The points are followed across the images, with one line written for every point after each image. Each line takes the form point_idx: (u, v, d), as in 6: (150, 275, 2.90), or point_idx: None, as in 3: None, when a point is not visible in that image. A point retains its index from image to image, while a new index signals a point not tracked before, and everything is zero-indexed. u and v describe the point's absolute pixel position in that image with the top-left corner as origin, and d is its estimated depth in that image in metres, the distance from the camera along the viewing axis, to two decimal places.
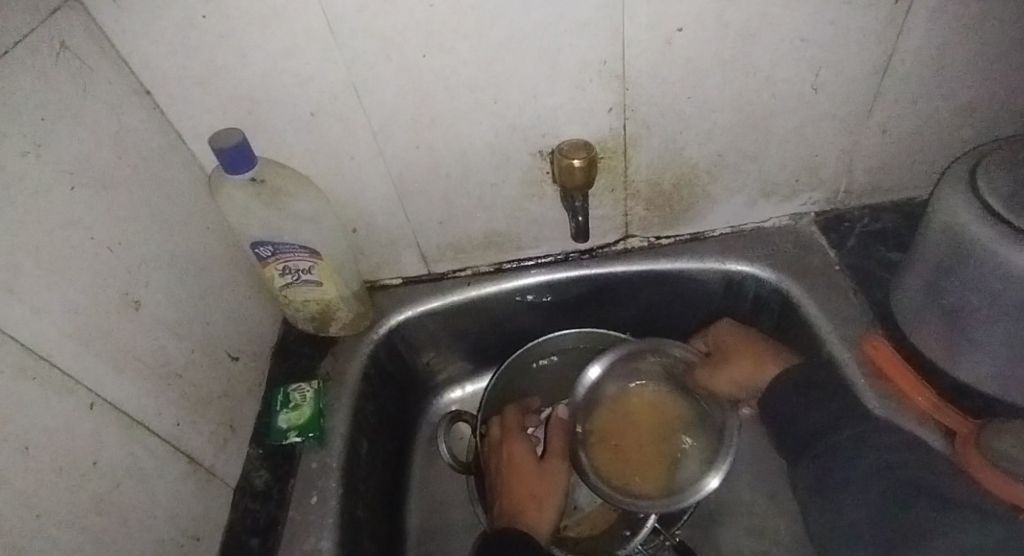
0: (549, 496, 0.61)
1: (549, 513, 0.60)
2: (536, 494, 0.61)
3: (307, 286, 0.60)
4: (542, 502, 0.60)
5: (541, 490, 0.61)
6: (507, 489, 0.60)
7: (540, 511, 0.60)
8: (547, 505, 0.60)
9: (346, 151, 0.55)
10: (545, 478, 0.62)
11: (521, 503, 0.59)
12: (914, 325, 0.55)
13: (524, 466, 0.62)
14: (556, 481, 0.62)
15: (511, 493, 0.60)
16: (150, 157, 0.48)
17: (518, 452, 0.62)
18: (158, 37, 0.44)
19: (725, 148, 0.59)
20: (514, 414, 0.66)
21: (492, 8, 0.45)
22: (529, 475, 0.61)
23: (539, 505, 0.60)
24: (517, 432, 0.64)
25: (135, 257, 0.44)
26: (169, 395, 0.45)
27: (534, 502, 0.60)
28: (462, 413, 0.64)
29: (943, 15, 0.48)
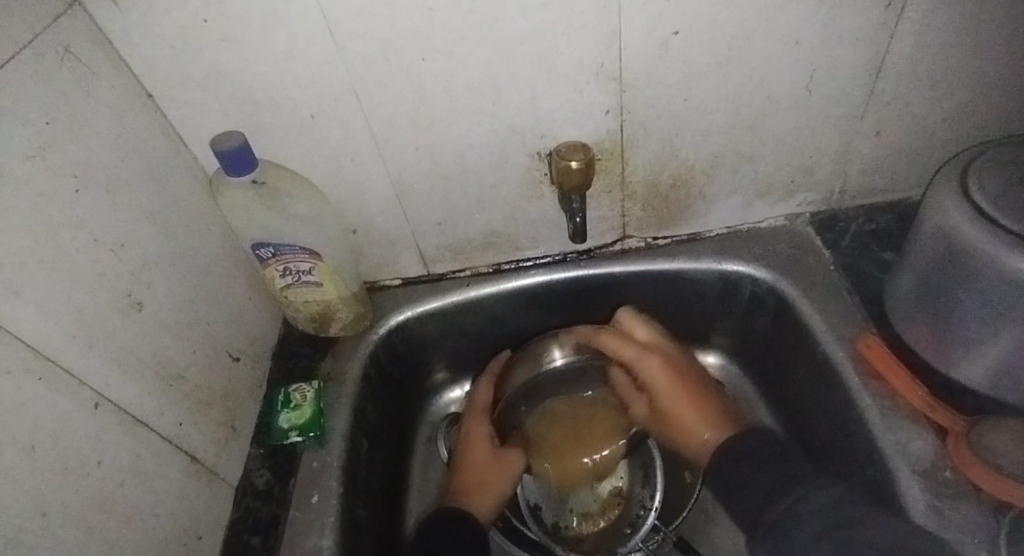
0: (501, 482, 0.61)
1: (496, 498, 0.61)
2: (484, 477, 0.61)
3: (308, 287, 0.61)
4: (489, 487, 0.61)
5: (491, 474, 0.61)
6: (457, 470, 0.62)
7: (484, 495, 0.60)
8: (497, 489, 0.61)
9: (346, 152, 0.55)
10: (500, 463, 0.62)
11: (470, 485, 0.60)
12: (910, 325, 0.55)
13: (481, 452, 0.62)
14: (512, 469, 0.62)
15: (463, 475, 0.61)
16: (152, 158, 0.48)
17: (476, 433, 0.63)
18: (160, 41, 0.45)
19: (720, 149, 0.60)
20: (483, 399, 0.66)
21: (490, 12, 0.45)
22: (483, 457, 0.62)
23: (486, 488, 0.60)
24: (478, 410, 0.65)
25: (138, 259, 0.44)
26: (172, 395, 0.46)
27: (482, 485, 0.61)
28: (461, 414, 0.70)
29: (934, 18, 0.49)
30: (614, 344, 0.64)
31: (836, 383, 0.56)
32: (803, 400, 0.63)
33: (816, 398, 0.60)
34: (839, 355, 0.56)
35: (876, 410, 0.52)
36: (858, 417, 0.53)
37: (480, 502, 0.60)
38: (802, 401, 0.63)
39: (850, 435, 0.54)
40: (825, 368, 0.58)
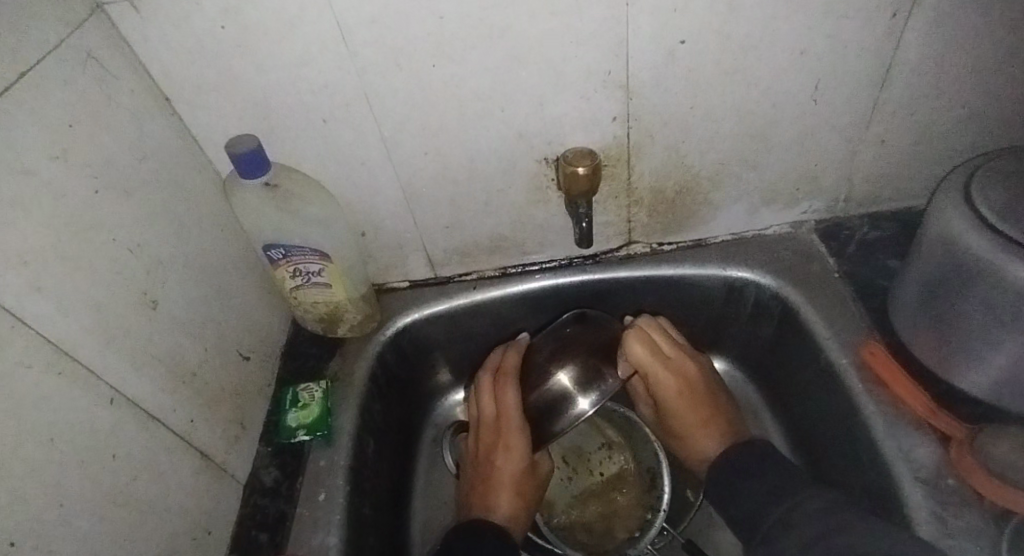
0: (532, 490, 0.63)
1: (529, 507, 0.62)
2: (520, 490, 0.61)
3: (317, 289, 0.62)
4: (525, 498, 0.62)
5: (526, 487, 0.62)
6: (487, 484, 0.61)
7: (521, 507, 0.61)
8: (529, 498, 0.62)
9: (356, 157, 0.56)
10: (532, 475, 0.62)
11: (509, 499, 0.61)
12: (915, 333, 0.56)
13: (517, 468, 0.61)
14: (540, 477, 0.63)
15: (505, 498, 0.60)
16: (169, 160, 0.49)
17: (512, 448, 0.61)
18: (179, 47, 0.46)
19: (725, 156, 0.60)
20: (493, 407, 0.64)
21: (500, 21, 0.46)
22: (519, 473, 0.61)
23: (522, 500, 0.61)
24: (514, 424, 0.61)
25: (154, 257, 0.45)
26: (184, 392, 0.47)
27: (518, 498, 0.61)
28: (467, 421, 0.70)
29: (939, 28, 0.50)
30: (639, 355, 0.62)
31: (840, 390, 0.56)
32: (807, 407, 0.63)
33: (819, 404, 0.60)
34: (842, 362, 0.57)
35: (878, 416, 0.52)
36: (861, 424, 0.53)
37: (517, 514, 0.61)
38: (806, 408, 0.63)
39: (853, 441, 0.55)
40: (829, 374, 0.58)
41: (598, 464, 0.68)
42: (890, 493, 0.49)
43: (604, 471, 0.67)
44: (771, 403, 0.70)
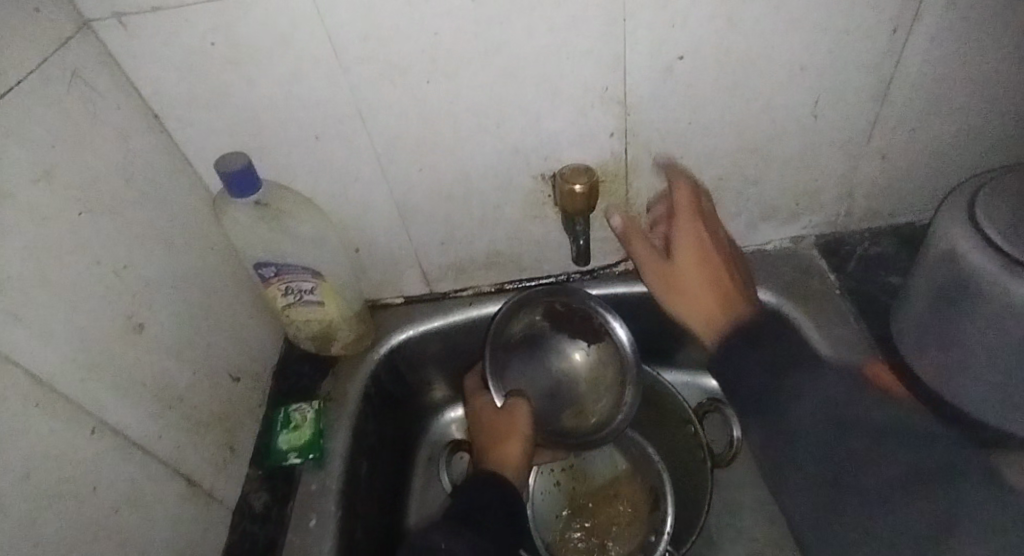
0: (517, 427, 0.59)
1: (519, 443, 0.58)
2: (498, 435, 0.59)
3: (309, 307, 0.61)
4: (508, 436, 0.58)
5: (505, 427, 0.59)
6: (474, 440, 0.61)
7: (506, 445, 0.58)
8: (515, 435, 0.59)
9: (350, 173, 0.55)
10: (507, 416, 0.60)
11: (489, 446, 0.59)
12: (919, 354, 0.55)
13: (487, 417, 0.61)
14: (520, 414, 0.60)
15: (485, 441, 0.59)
16: (157, 178, 0.48)
17: (478, 406, 0.62)
18: (169, 63, 0.45)
19: (725, 172, 0.59)
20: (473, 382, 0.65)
21: (495, 36, 0.46)
22: (489, 420, 0.60)
23: (506, 440, 0.59)
24: (475, 390, 0.64)
25: (141, 278, 0.44)
26: (170, 417, 0.45)
27: (501, 439, 0.59)
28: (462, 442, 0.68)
29: (940, 43, 0.49)
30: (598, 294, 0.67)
31: None
32: None
33: None
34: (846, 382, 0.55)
35: None
36: None
37: (505, 454, 0.58)
38: None
39: None
40: None
41: (597, 485, 0.67)
42: None
43: (603, 492, 0.66)
44: None
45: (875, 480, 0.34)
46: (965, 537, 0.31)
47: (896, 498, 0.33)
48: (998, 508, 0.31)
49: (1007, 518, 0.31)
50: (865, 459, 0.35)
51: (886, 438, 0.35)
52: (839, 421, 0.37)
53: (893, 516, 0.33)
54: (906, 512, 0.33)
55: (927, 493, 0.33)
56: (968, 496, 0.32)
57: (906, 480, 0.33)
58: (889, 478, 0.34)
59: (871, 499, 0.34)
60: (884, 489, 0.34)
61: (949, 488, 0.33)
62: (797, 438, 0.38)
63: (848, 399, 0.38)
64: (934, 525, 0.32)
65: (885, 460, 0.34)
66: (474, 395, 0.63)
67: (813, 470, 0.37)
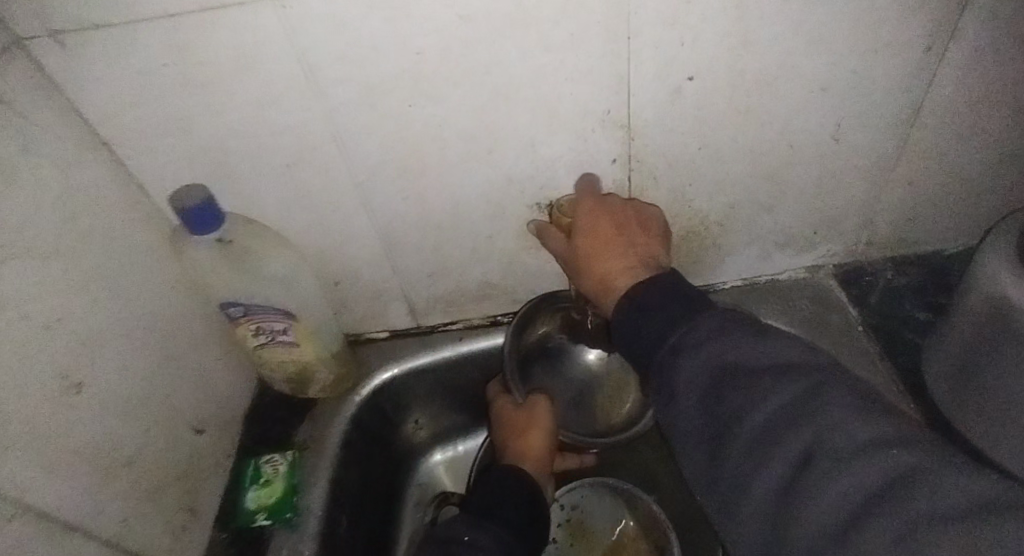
0: (539, 422, 0.59)
1: (540, 437, 0.58)
2: (520, 429, 0.59)
3: (283, 348, 0.56)
4: (529, 431, 0.58)
5: (526, 423, 0.59)
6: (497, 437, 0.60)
7: (528, 439, 0.58)
8: (537, 429, 0.58)
9: (327, 204, 0.50)
10: (528, 413, 0.59)
11: (511, 440, 0.58)
12: (954, 405, 0.52)
13: (509, 416, 0.60)
14: (541, 411, 0.59)
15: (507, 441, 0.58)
16: (107, 215, 0.42)
17: (501, 407, 0.61)
18: (115, 87, 0.39)
19: (737, 200, 0.54)
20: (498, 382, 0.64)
21: (485, 57, 0.40)
22: (511, 417, 0.60)
23: (527, 434, 0.58)
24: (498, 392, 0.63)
25: (82, 331, 0.39)
26: (115, 486, 0.40)
27: (523, 434, 0.58)
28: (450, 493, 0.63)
29: (977, 62, 0.44)
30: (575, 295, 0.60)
31: None
32: None
33: None
34: None
35: None
36: None
37: (525, 447, 0.58)
38: None
39: None
40: None
41: (598, 538, 0.63)
42: None
43: (606, 545, 0.62)
44: None
45: (755, 420, 0.29)
46: (817, 473, 0.26)
47: (828, 468, 0.26)
48: (863, 430, 0.27)
49: (848, 441, 0.26)
50: (752, 457, 0.29)
51: (793, 419, 0.28)
52: (721, 374, 0.32)
53: (801, 517, 0.26)
54: (832, 471, 0.26)
55: (800, 424, 0.28)
56: (822, 412, 0.28)
57: (782, 419, 0.29)
58: (776, 476, 0.28)
59: (775, 459, 0.28)
60: (774, 486, 0.28)
61: (825, 408, 0.28)
62: (687, 404, 0.33)
63: (734, 345, 0.32)
64: (807, 447, 0.27)
65: (796, 431, 0.28)
66: (497, 395, 0.62)
67: (703, 443, 0.32)
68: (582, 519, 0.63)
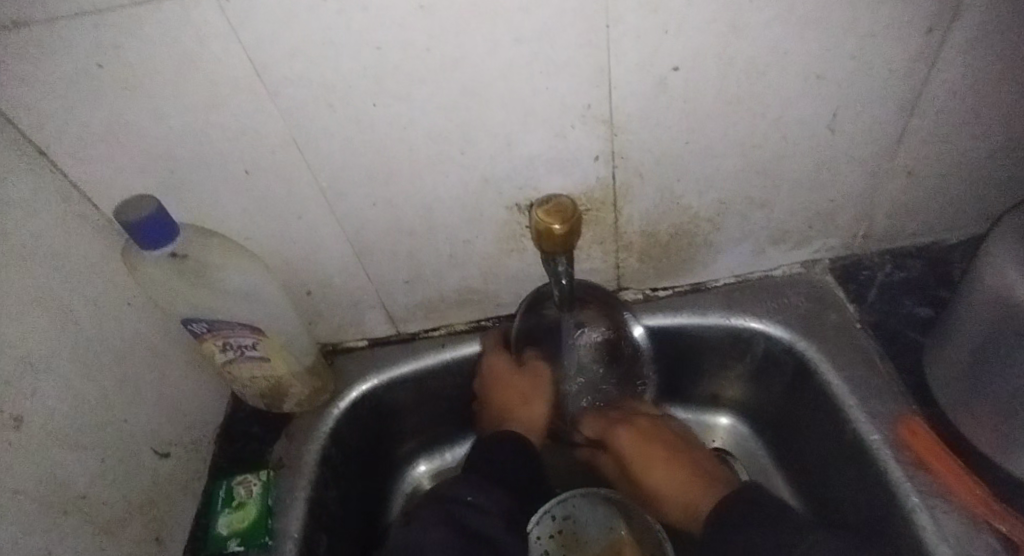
0: (540, 390, 0.59)
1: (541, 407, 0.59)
2: (522, 397, 0.59)
3: (253, 363, 0.53)
4: (527, 399, 0.59)
5: (525, 388, 0.59)
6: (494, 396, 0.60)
7: (529, 406, 0.59)
8: (537, 397, 0.59)
9: (293, 210, 0.47)
10: (528, 379, 0.59)
11: (510, 404, 0.59)
12: (966, 409, 0.49)
13: (506, 378, 0.59)
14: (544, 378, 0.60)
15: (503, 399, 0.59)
16: (46, 231, 0.39)
17: (498, 366, 0.60)
18: (46, 91, 0.36)
19: (728, 196, 0.52)
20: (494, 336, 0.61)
21: (453, 49, 0.37)
22: (509, 377, 0.59)
23: (528, 400, 0.59)
24: (493, 348, 0.60)
25: (22, 358, 0.35)
26: (66, 523, 0.38)
27: (525, 401, 0.59)
28: None
29: (981, 46, 0.42)
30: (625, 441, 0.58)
31: (872, 471, 0.49)
32: (831, 482, 0.55)
33: (848, 485, 0.52)
34: (873, 439, 0.49)
35: (919, 502, 0.45)
36: (900, 516, 0.46)
37: (526, 412, 0.59)
38: (831, 484, 0.55)
39: (888, 527, 0.47)
40: (856, 451, 0.51)
41: (590, 548, 0.60)
42: (912, 544, 0.45)
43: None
44: (789, 472, 0.61)
45: None
46: None
47: None
48: None
49: None
50: None
51: None
52: None
53: None
54: None
55: None
56: None
57: None
58: None
59: None
60: None
61: None
62: None
63: None
64: None
65: None
66: (490, 351, 0.61)
67: None
68: (574, 528, 0.61)
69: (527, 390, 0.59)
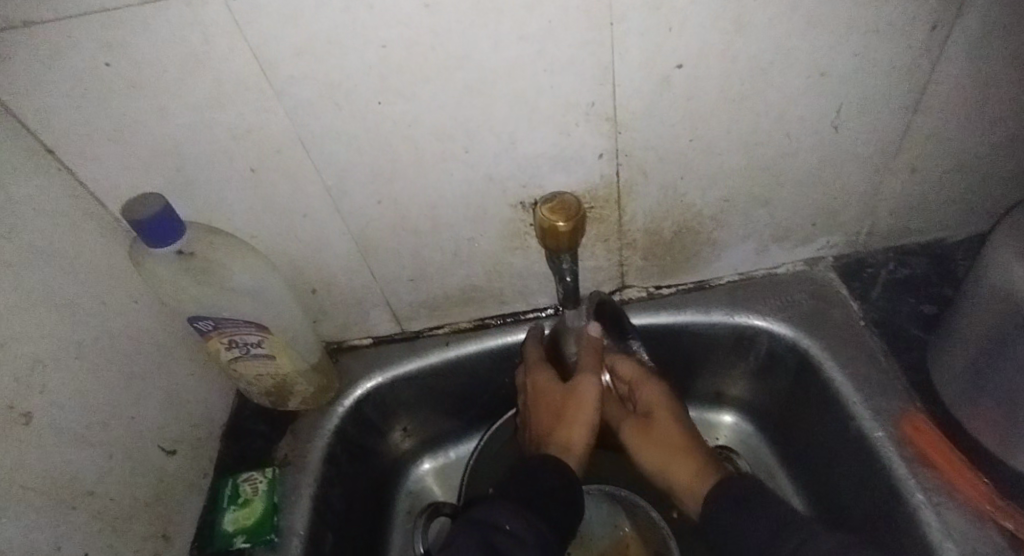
0: (580, 408, 0.53)
1: (581, 427, 0.53)
2: (560, 413, 0.54)
3: (258, 361, 0.53)
4: (568, 415, 0.53)
5: (566, 404, 0.54)
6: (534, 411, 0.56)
7: (567, 428, 0.53)
8: (577, 418, 0.53)
9: (298, 208, 0.47)
10: (568, 397, 0.54)
11: (549, 424, 0.54)
12: (968, 406, 0.49)
13: (547, 394, 0.55)
14: (587, 393, 0.54)
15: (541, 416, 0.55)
16: (53, 229, 0.39)
17: (539, 380, 0.56)
18: (54, 89, 0.36)
19: (732, 193, 0.52)
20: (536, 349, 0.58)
21: (457, 48, 0.37)
22: (550, 393, 0.55)
23: (567, 421, 0.53)
24: (536, 361, 0.57)
25: (30, 355, 0.36)
26: (74, 519, 0.38)
27: (562, 421, 0.54)
28: (439, 503, 0.61)
29: (983, 42, 0.42)
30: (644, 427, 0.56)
31: (876, 468, 0.49)
32: (835, 480, 0.55)
33: (851, 482, 0.52)
34: (878, 436, 0.49)
35: (922, 499, 0.46)
36: (905, 513, 0.46)
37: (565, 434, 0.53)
38: (836, 482, 0.55)
39: (892, 524, 0.47)
40: (861, 449, 0.51)
41: (594, 546, 0.61)
42: (915, 542, 0.45)
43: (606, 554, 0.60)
44: (793, 469, 0.61)
45: None
46: None
47: None
48: None
49: None
50: None
51: None
52: None
53: None
54: None
55: None
56: None
57: None
58: None
59: None
60: None
61: None
62: None
63: None
64: None
65: None
66: (534, 364, 0.57)
67: None
68: (577, 526, 0.61)
69: (562, 405, 0.54)
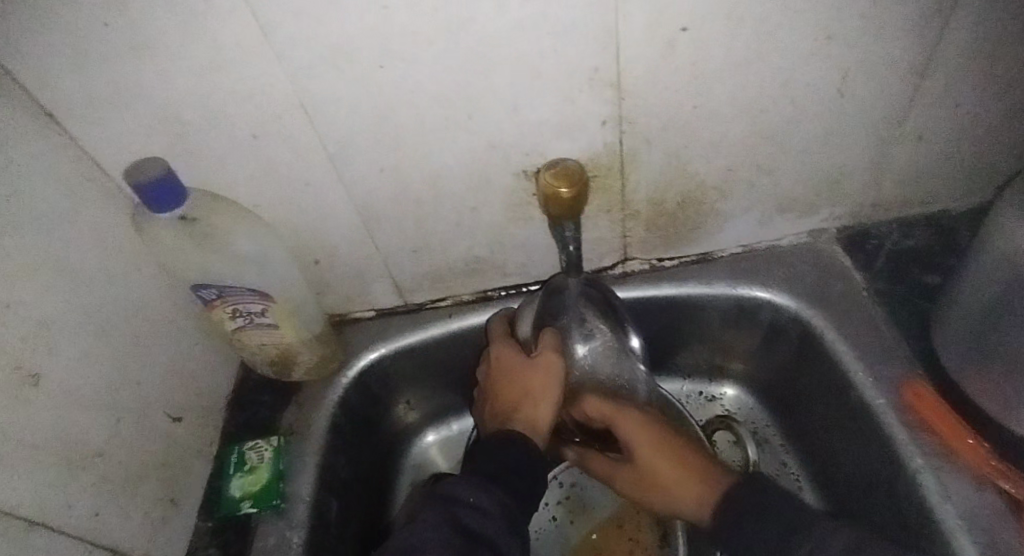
0: (548, 385, 0.53)
1: (550, 404, 0.53)
2: (522, 383, 0.53)
3: (262, 330, 0.53)
4: (530, 381, 0.53)
5: (533, 379, 0.53)
6: (497, 390, 0.54)
7: (533, 404, 0.53)
8: (543, 394, 0.53)
9: (299, 177, 0.47)
10: (533, 366, 0.54)
11: (513, 398, 0.53)
12: (970, 372, 0.49)
13: (512, 368, 0.54)
14: (554, 370, 0.54)
15: (502, 389, 0.54)
16: (54, 193, 0.39)
17: (504, 352, 0.56)
18: (52, 51, 0.36)
19: (735, 161, 0.51)
20: (499, 325, 0.59)
21: (459, 9, 0.37)
22: (515, 371, 0.54)
23: (534, 395, 0.53)
24: (500, 336, 0.57)
25: (36, 320, 0.36)
26: (83, 480, 0.38)
27: (528, 396, 0.53)
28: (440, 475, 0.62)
29: (998, 5, 0.41)
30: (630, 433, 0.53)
31: (876, 435, 0.50)
32: (837, 449, 0.55)
33: (852, 452, 0.53)
34: (878, 403, 0.50)
35: (923, 464, 0.46)
36: (905, 478, 0.47)
37: (529, 408, 0.53)
38: (837, 451, 0.55)
39: (892, 490, 0.48)
40: (860, 417, 0.51)
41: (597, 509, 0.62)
42: (914, 508, 0.46)
43: (605, 525, 0.61)
44: (794, 438, 0.62)
45: None
46: None
47: None
48: None
49: None
50: None
51: None
52: None
53: None
54: None
55: None
56: None
57: None
58: None
59: None
60: None
61: None
62: None
63: None
64: None
65: None
66: (496, 339, 0.57)
67: None
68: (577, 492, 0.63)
69: (524, 381, 0.53)
